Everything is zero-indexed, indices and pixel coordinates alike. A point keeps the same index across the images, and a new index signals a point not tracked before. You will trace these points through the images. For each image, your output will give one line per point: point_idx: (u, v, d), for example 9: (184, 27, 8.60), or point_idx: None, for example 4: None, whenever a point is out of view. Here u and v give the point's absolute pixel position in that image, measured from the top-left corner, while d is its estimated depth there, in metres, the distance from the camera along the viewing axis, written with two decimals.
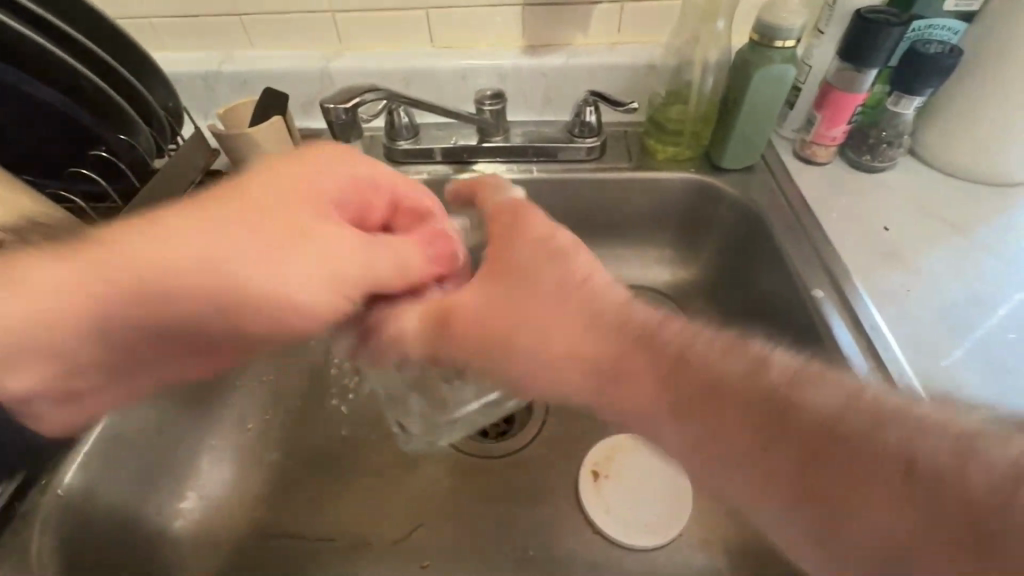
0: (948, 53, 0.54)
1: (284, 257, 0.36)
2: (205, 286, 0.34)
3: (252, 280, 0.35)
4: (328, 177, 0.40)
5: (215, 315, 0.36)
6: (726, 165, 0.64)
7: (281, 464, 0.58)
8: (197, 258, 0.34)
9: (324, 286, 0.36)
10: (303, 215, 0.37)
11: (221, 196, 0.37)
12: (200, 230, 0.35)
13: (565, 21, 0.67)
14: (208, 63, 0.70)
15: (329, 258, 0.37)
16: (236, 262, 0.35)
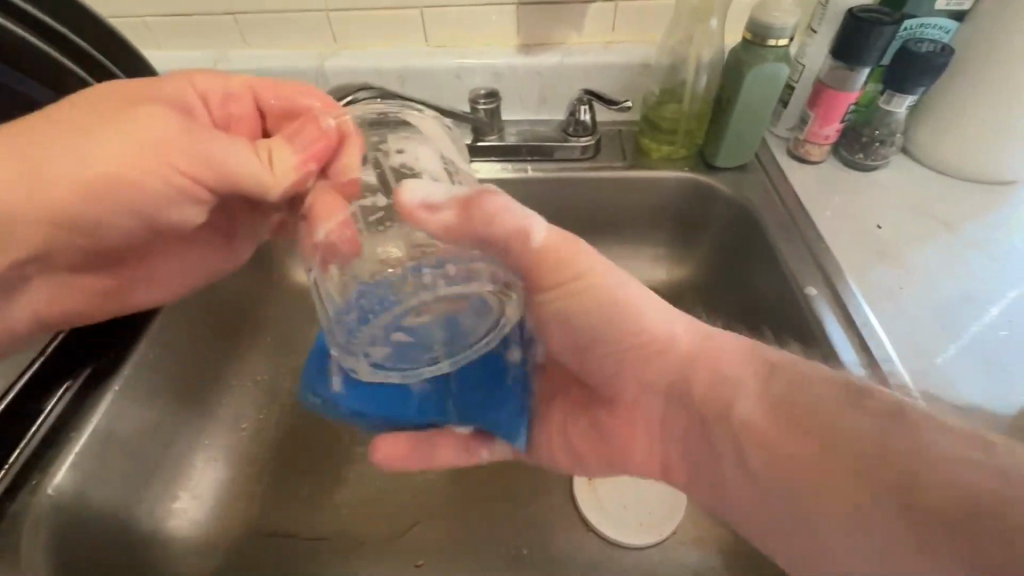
0: (940, 51, 0.55)
1: (121, 138, 0.37)
2: (100, 198, 0.38)
3: (118, 168, 0.37)
4: (180, 87, 0.43)
5: (92, 205, 0.38)
6: (720, 164, 0.64)
7: (276, 464, 0.58)
8: (87, 174, 0.37)
9: (158, 165, 0.38)
10: (181, 126, 0.39)
11: (99, 107, 0.38)
12: (84, 139, 0.37)
13: (560, 20, 0.67)
14: (203, 62, 0.70)
15: (208, 159, 0.39)
16: (98, 150, 0.37)
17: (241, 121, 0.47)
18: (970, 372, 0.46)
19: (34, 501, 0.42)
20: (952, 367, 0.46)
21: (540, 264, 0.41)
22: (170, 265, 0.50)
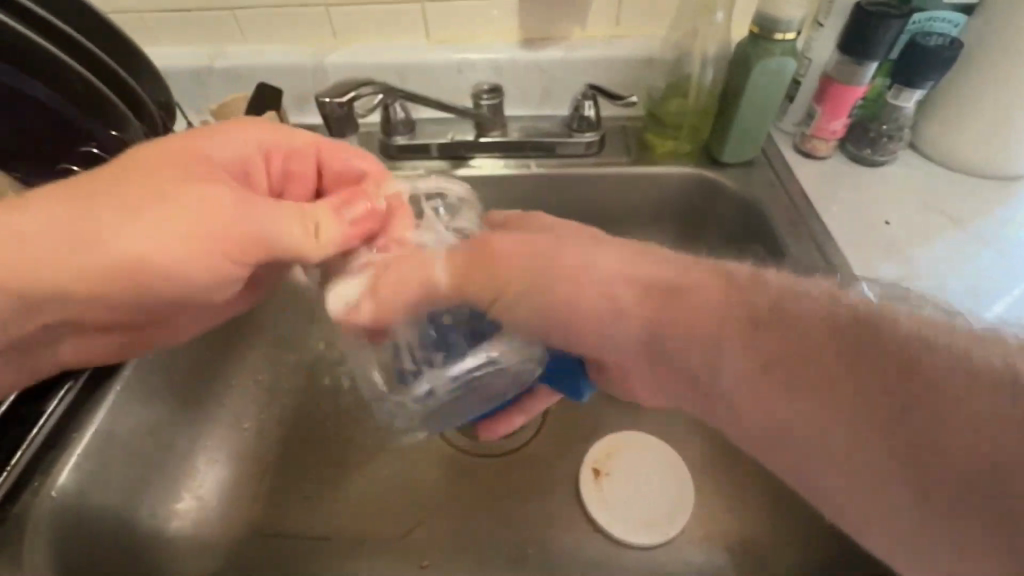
0: (949, 45, 0.54)
1: (169, 223, 0.36)
2: (146, 273, 0.37)
3: (167, 253, 0.36)
4: (233, 144, 0.43)
5: (131, 291, 0.38)
6: (725, 160, 0.63)
7: (279, 463, 0.57)
8: (167, 253, 0.36)
9: (205, 251, 0.38)
10: (224, 203, 0.37)
11: (136, 176, 0.36)
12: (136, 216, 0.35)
13: (563, 14, 0.66)
14: (201, 58, 0.69)
15: (252, 234, 0.38)
16: (193, 227, 0.36)
17: (298, 179, 0.47)
18: None
19: (36, 503, 0.41)
20: None
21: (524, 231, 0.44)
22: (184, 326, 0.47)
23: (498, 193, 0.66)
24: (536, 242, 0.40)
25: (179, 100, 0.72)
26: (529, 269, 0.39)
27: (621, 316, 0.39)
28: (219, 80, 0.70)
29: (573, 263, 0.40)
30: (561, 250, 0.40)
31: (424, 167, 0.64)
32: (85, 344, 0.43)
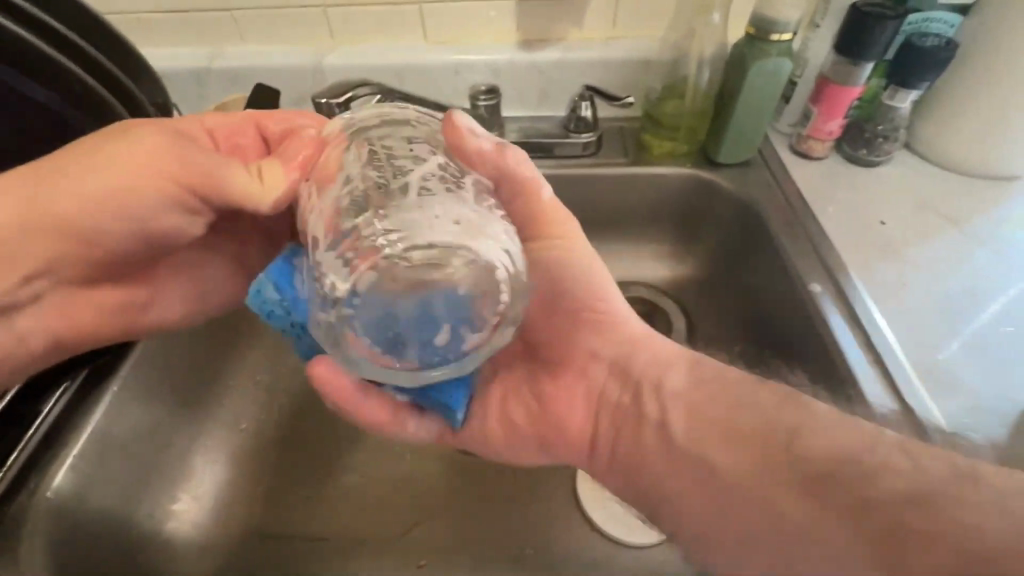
0: (945, 45, 0.54)
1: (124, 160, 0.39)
2: (111, 209, 0.39)
3: (122, 185, 0.39)
4: (185, 123, 0.44)
5: (109, 226, 0.41)
6: (722, 161, 0.63)
7: (277, 464, 0.57)
8: (135, 198, 0.39)
9: (157, 180, 0.39)
10: (162, 139, 0.39)
11: (107, 140, 0.39)
12: (101, 163, 0.39)
13: (560, 15, 0.67)
14: (199, 60, 0.70)
15: (200, 172, 0.39)
16: (139, 160, 0.39)
17: (248, 152, 0.46)
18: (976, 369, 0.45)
19: (34, 502, 0.42)
20: (958, 362, 0.46)
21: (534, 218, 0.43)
22: (171, 295, 0.49)
23: None
24: (571, 233, 0.44)
25: (177, 102, 0.72)
26: (550, 270, 0.43)
27: (618, 322, 0.42)
28: (217, 82, 0.71)
29: (597, 264, 0.43)
30: (587, 251, 0.44)
31: None
32: (75, 307, 0.45)
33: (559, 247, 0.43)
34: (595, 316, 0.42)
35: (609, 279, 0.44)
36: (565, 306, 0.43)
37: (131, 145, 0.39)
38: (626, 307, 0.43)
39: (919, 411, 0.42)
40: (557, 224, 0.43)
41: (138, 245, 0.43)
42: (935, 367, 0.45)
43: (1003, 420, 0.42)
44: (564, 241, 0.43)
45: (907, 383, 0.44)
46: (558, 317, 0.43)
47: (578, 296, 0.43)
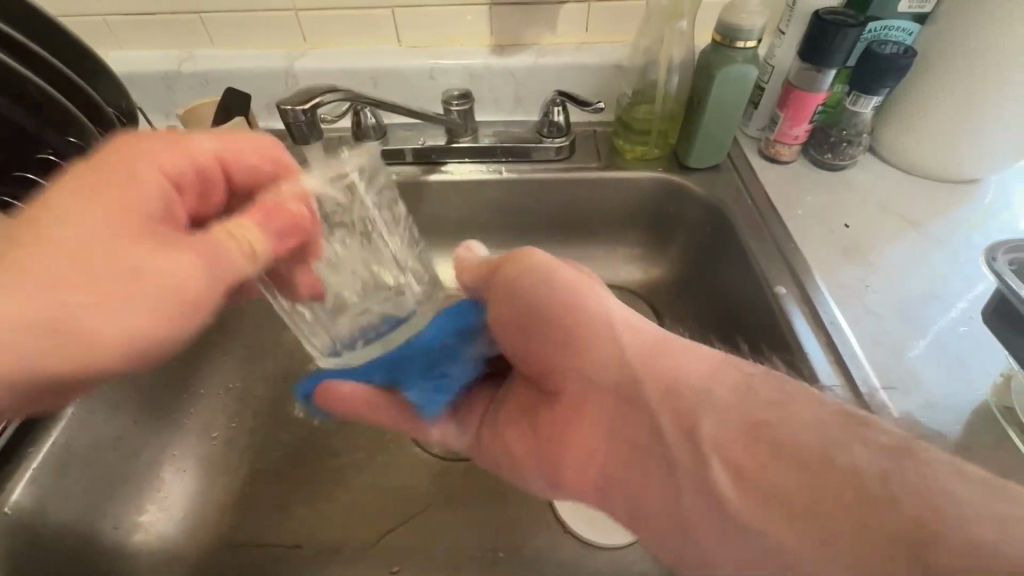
0: (904, 53, 0.56)
1: (108, 297, 0.29)
2: (85, 368, 0.30)
3: (96, 333, 0.29)
4: (142, 167, 0.34)
5: (67, 369, 0.29)
6: (692, 165, 0.64)
7: (249, 471, 0.57)
8: (49, 308, 0.27)
9: (145, 311, 0.30)
10: (167, 261, 0.31)
11: (74, 259, 0.29)
12: (57, 299, 0.28)
13: (532, 21, 0.67)
14: (168, 63, 0.69)
15: (172, 287, 0.31)
16: (121, 302, 0.29)
17: (211, 200, 0.42)
18: (936, 370, 0.46)
19: None
20: (920, 365, 0.46)
21: (506, 275, 0.40)
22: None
23: (469, 200, 0.68)
24: (551, 262, 0.40)
25: (146, 107, 0.71)
26: (524, 292, 0.39)
27: (610, 348, 0.36)
28: (187, 86, 0.70)
29: (578, 283, 0.38)
30: (562, 273, 0.39)
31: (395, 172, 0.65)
32: None
33: (532, 270, 0.39)
34: (578, 339, 0.37)
35: (605, 301, 0.38)
36: (541, 325, 0.38)
37: (132, 266, 0.30)
38: (631, 321, 0.37)
39: (876, 408, 0.43)
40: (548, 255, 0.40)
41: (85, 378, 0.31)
42: (897, 368, 0.46)
43: (957, 418, 0.43)
44: (545, 271, 0.39)
45: (865, 382, 0.45)
46: (535, 346, 0.38)
47: (551, 313, 0.37)
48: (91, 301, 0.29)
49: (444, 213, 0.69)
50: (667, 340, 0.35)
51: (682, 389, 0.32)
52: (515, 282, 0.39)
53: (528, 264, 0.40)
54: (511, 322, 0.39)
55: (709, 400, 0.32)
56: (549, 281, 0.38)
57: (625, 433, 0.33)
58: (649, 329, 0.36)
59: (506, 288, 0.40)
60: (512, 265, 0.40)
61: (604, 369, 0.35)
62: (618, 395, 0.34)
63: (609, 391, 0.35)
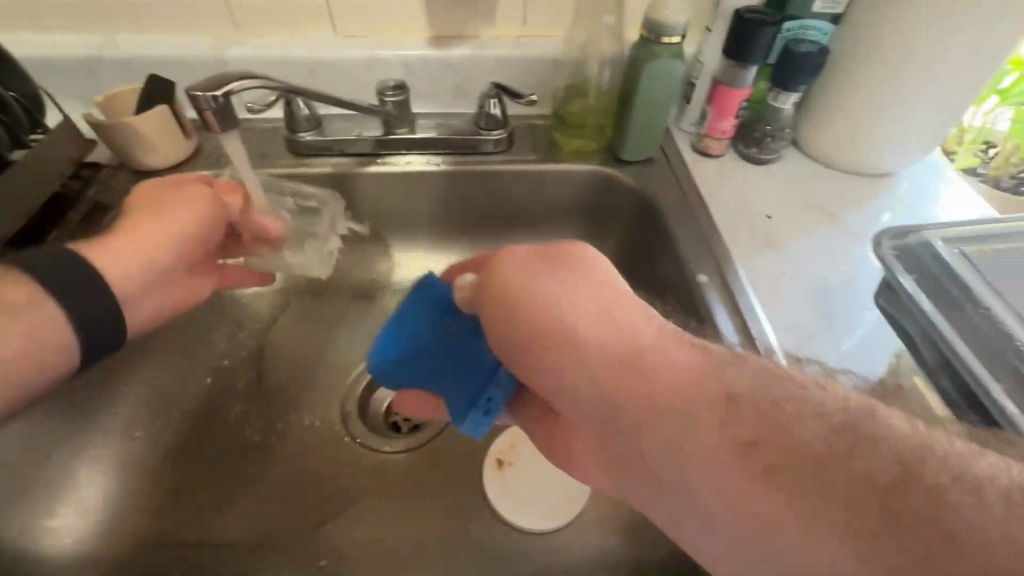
0: (818, 50, 0.58)
1: (174, 207, 0.49)
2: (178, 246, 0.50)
3: (186, 227, 0.50)
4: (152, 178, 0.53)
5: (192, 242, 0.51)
6: (627, 158, 0.66)
7: (173, 471, 0.55)
8: (150, 250, 0.48)
9: (207, 208, 0.51)
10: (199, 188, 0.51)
11: (142, 204, 0.49)
12: (159, 218, 0.48)
13: (470, 13, 0.67)
14: (88, 48, 0.66)
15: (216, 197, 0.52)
16: (181, 205, 0.50)
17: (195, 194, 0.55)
18: (844, 354, 0.49)
19: None
20: (828, 350, 0.49)
21: (499, 291, 0.34)
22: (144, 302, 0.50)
23: (408, 193, 0.67)
24: (519, 273, 0.34)
25: (66, 94, 0.68)
26: (510, 312, 0.33)
27: (577, 365, 0.30)
28: (109, 73, 0.67)
29: (545, 297, 0.32)
30: (528, 287, 0.33)
31: (330, 164, 0.64)
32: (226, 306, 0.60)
33: (500, 291, 0.34)
34: (559, 355, 0.31)
35: (579, 311, 0.31)
36: (514, 349, 0.33)
37: (179, 194, 0.50)
38: (610, 329, 0.30)
39: None
40: (518, 266, 0.35)
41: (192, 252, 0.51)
42: (805, 353, 0.49)
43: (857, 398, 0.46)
44: (509, 294, 0.34)
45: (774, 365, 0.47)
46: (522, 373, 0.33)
47: (521, 338, 0.32)
48: (195, 224, 0.50)
49: (384, 206, 0.69)
50: (651, 351, 0.29)
51: (661, 406, 0.27)
52: (501, 296, 0.34)
53: (524, 277, 0.34)
54: (504, 346, 0.34)
55: (695, 430, 0.26)
56: (535, 293, 0.33)
57: (619, 460, 0.29)
58: (633, 338, 0.30)
59: (498, 303, 0.34)
60: (502, 279, 0.35)
61: (581, 396, 0.30)
62: (600, 425, 0.29)
63: (595, 414, 0.30)
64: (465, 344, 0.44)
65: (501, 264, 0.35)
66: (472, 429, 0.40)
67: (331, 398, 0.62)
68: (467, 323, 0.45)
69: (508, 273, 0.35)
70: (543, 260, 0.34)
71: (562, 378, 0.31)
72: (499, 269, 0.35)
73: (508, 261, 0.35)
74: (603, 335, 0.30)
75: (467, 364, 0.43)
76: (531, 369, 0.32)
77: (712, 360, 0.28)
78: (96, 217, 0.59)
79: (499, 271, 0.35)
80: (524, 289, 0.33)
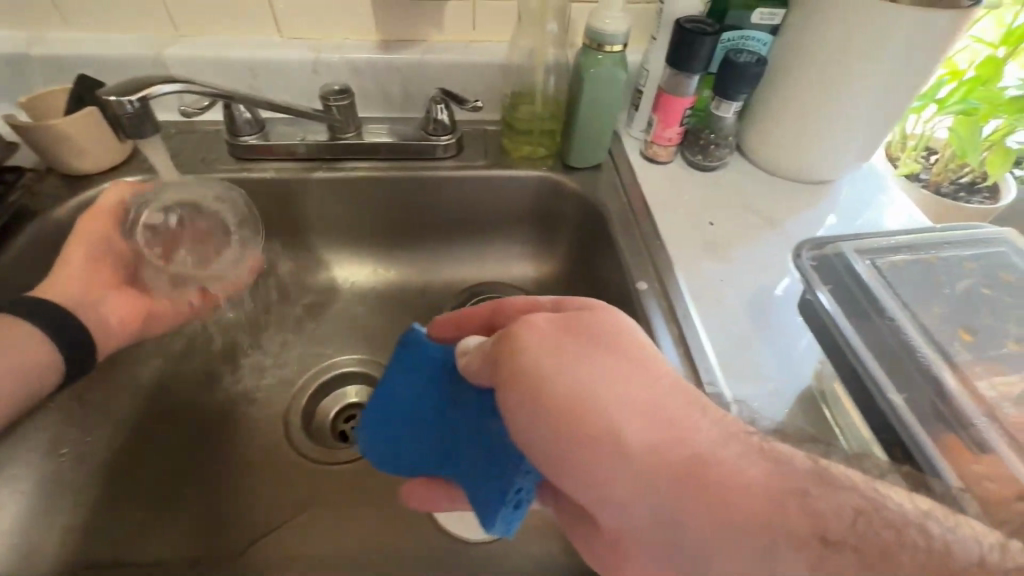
0: (756, 61, 0.59)
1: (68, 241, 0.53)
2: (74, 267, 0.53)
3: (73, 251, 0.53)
4: None
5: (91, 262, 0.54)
6: (575, 164, 0.66)
7: (100, 489, 0.52)
8: (62, 275, 0.52)
9: (89, 229, 0.54)
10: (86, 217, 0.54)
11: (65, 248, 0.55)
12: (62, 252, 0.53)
13: (417, 18, 0.66)
14: (14, 46, 0.63)
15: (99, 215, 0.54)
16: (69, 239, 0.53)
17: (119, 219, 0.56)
18: (774, 362, 0.50)
19: None
20: (761, 357, 0.50)
21: (528, 377, 0.31)
22: (97, 309, 0.53)
23: (354, 198, 0.66)
24: (552, 355, 0.31)
25: None
26: (542, 404, 0.30)
27: (634, 471, 0.27)
28: (37, 72, 0.64)
29: (578, 384, 0.30)
30: (559, 368, 0.31)
31: (272, 169, 0.63)
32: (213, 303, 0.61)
33: (526, 379, 0.31)
34: (610, 459, 0.28)
35: (624, 406, 0.29)
36: (547, 445, 0.30)
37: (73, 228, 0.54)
38: (661, 429, 0.28)
39: (713, 395, 0.46)
40: (544, 349, 0.31)
41: (97, 272, 0.54)
42: (739, 360, 0.49)
43: (784, 403, 0.47)
44: (531, 374, 0.31)
45: (707, 372, 0.48)
46: (557, 473, 0.30)
47: (557, 434, 0.30)
48: (80, 245, 0.53)
49: (329, 212, 0.67)
50: (714, 458, 0.27)
51: (737, 525, 0.25)
52: (525, 384, 0.31)
53: (553, 363, 0.31)
54: (538, 442, 0.31)
55: (780, 557, 0.25)
56: (575, 386, 0.30)
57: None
58: (691, 441, 0.28)
59: (525, 393, 0.31)
60: (524, 362, 0.31)
61: (631, 505, 0.28)
62: (659, 535, 0.28)
63: (654, 525, 0.28)
64: (473, 424, 0.40)
65: (521, 343, 0.32)
66: (504, 529, 0.37)
67: (273, 410, 0.62)
68: (471, 398, 0.41)
69: (532, 353, 0.31)
70: (572, 340, 0.32)
71: (615, 483, 0.28)
72: (523, 347, 0.32)
73: (534, 339, 0.32)
74: (668, 438, 0.28)
75: (480, 449, 0.39)
76: (570, 470, 0.29)
77: (786, 474, 0.27)
78: (19, 225, 0.56)
79: (522, 353, 0.32)
80: (565, 380, 0.30)
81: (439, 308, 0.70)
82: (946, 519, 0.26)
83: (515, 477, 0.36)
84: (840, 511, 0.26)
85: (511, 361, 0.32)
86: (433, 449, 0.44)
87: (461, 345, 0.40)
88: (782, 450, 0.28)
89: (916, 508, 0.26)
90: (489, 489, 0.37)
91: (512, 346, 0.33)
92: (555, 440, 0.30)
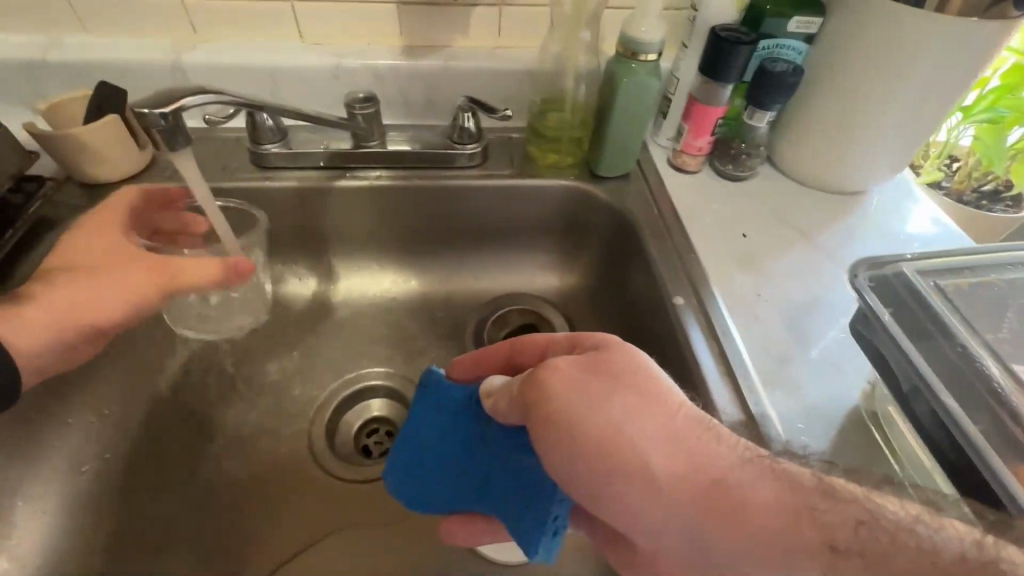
0: (792, 71, 0.58)
1: (109, 282, 0.46)
2: (98, 318, 0.46)
3: (105, 298, 0.46)
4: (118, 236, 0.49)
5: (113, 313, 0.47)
6: (603, 173, 0.65)
7: (122, 507, 0.52)
8: (58, 329, 0.45)
9: (141, 287, 0.47)
10: (147, 271, 0.47)
11: (99, 266, 0.47)
12: (95, 285, 0.46)
13: (443, 23, 0.65)
14: (31, 50, 0.61)
15: (167, 276, 0.48)
16: (111, 284, 0.46)
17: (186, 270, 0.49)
18: (816, 380, 0.48)
19: None
20: (804, 377, 0.48)
21: (557, 417, 0.30)
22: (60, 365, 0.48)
23: (376, 207, 0.65)
24: (577, 395, 0.30)
25: (7, 99, 0.64)
26: (571, 443, 0.29)
27: (661, 499, 0.28)
28: (54, 76, 0.62)
29: (608, 424, 0.29)
30: (587, 408, 0.30)
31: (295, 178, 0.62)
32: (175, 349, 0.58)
33: (556, 418, 0.30)
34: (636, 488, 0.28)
35: (650, 439, 0.29)
36: (576, 479, 0.30)
37: (123, 276, 0.46)
38: (684, 456, 0.28)
39: (758, 415, 0.45)
40: (567, 388, 0.30)
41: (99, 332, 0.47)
42: (782, 379, 0.48)
43: (831, 423, 0.46)
44: (564, 420, 0.30)
45: (751, 392, 0.46)
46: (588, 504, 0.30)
47: (586, 470, 0.29)
48: (120, 298, 0.46)
49: (351, 222, 0.66)
50: (732, 480, 0.28)
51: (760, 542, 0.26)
52: (558, 425, 0.30)
53: (583, 401, 0.30)
54: (567, 478, 0.30)
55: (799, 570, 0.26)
56: (606, 423, 0.29)
57: None
58: (709, 465, 0.28)
59: (554, 433, 0.30)
60: (554, 402, 0.30)
61: (661, 532, 0.28)
62: (687, 555, 0.28)
63: (681, 545, 0.28)
64: (501, 451, 0.39)
65: (551, 382, 0.31)
66: (543, 556, 0.36)
67: (297, 425, 0.61)
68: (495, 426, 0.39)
69: (560, 393, 0.30)
70: (598, 377, 0.31)
71: (643, 512, 0.28)
72: (551, 388, 0.31)
73: (562, 379, 0.31)
74: (689, 464, 0.28)
75: (511, 476, 0.38)
76: (603, 504, 0.29)
77: (799, 494, 0.27)
78: (37, 236, 0.55)
79: (547, 394, 0.31)
80: (594, 418, 0.29)
81: (462, 318, 0.69)
82: (932, 521, 0.27)
83: (550, 506, 0.34)
84: (847, 522, 0.27)
85: (538, 400, 0.31)
86: (462, 479, 0.43)
87: (484, 387, 0.39)
88: (796, 470, 0.29)
89: (907, 513, 0.27)
90: (524, 518, 0.36)
91: (544, 385, 0.31)
92: (586, 477, 0.29)
